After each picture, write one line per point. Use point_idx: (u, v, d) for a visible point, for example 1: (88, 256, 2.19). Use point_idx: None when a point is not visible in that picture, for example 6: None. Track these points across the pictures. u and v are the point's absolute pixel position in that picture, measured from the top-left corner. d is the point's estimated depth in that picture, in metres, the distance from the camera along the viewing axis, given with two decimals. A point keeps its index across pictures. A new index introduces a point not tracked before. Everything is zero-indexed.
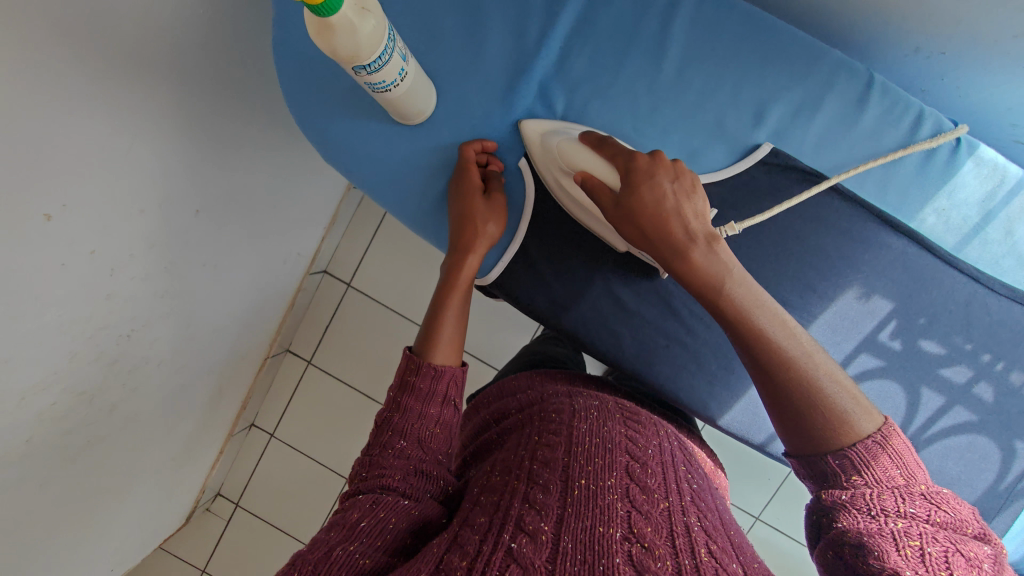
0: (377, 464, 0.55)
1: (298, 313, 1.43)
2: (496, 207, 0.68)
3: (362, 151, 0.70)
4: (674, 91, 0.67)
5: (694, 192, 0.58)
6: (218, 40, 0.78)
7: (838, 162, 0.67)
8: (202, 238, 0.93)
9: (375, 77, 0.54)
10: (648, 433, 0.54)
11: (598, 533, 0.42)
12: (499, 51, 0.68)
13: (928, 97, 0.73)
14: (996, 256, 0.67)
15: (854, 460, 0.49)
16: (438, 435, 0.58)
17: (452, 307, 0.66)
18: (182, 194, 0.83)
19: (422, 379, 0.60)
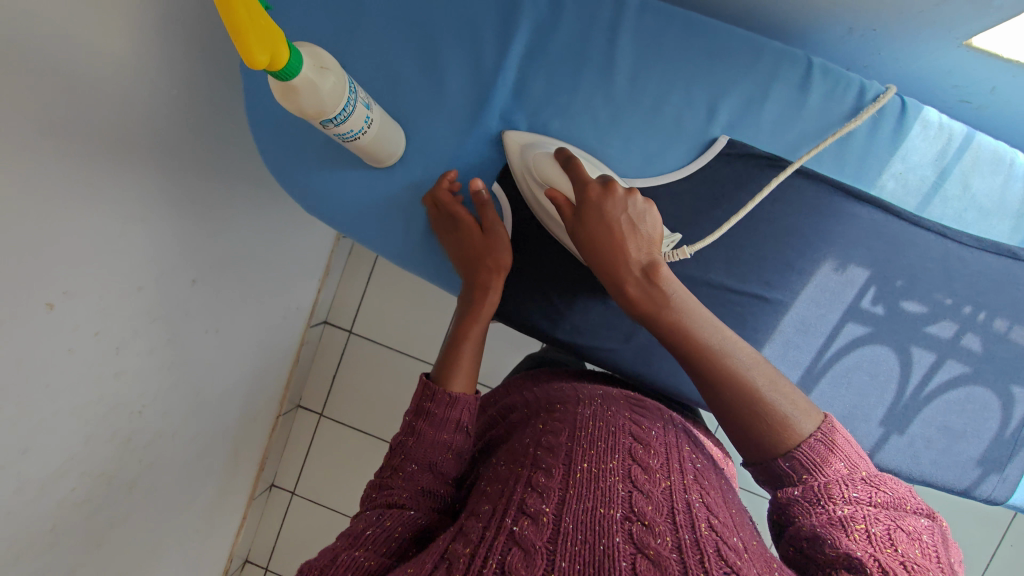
0: (386, 485, 0.57)
1: (303, 367, 1.44)
2: (499, 237, 0.71)
3: (344, 200, 0.73)
4: (628, 100, 0.71)
5: (644, 217, 0.62)
6: (196, 115, 0.82)
7: (793, 144, 0.70)
8: (201, 305, 0.96)
9: (343, 127, 0.57)
10: (650, 421, 0.56)
11: (599, 514, 0.43)
12: (460, 87, 0.72)
13: (872, 70, 0.76)
14: (959, 211, 0.70)
15: (802, 462, 0.52)
16: (449, 460, 0.59)
17: (471, 337, 0.70)
18: (178, 265, 0.86)
19: (437, 406, 0.61)
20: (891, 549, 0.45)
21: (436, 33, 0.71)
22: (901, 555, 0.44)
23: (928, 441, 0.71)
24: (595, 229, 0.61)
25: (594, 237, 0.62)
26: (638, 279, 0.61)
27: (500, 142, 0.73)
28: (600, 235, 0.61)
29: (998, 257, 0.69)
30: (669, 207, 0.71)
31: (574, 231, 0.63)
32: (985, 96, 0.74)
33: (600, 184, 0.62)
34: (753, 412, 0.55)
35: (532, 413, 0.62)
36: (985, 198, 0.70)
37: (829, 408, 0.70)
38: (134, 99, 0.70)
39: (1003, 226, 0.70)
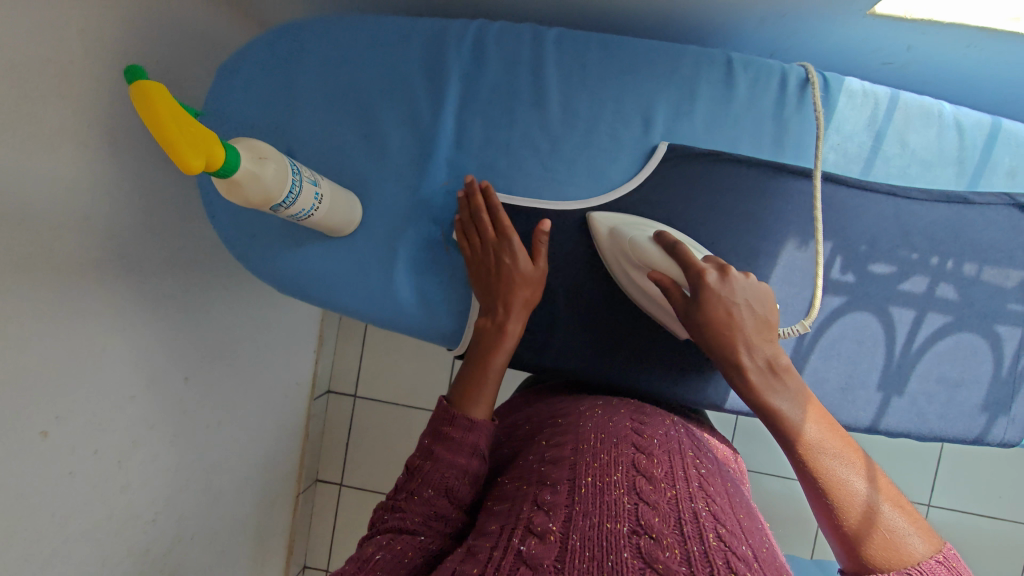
0: (399, 507, 0.56)
1: (315, 440, 1.43)
2: (537, 271, 0.70)
3: (314, 273, 0.75)
4: (565, 126, 0.73)
5: (760, 309, 0.61)
6: (164, 220, 0.85)
7: (730, 137, 0.72)
8: (199, 402, 0.96)
9: (294, 209, 0.59)
10: (654, 427, 0.56)
11: (606, 530, 0.43)
12: (404, 145, 0.74)
13: (796, 51, 0.78)
14: (902, 167, 0.70)
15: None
16: (466, 487, 0.57)
17: (493, 365, 0.66)
18: (166, 368, 0.87)
19: (456, 430, 0.59)
20: None
21: (373, 101, 0.74)
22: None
23: (928, 396, 0.71)
24: (708, 314, 0.60)
25: (711, 323, 0.61)
26: (759, 367, 0.60)
27: (452, 188, 0.75)
28: (710, 320, 0.61)
29: (951, 206, 0.69)
30: (625, 219, 0.73)
31: (687, 315, 0.62)
32: (903, 54, 0.73)
33: (716, 269, 0.62)
34: (864, 521, 0.51)
35: (538, 429, 0.61)
36: (924, 150, 0.70)
37: (823, 382, 0.71)
38: (99, 218, 0.73)
39: (950, 174, 0.70)
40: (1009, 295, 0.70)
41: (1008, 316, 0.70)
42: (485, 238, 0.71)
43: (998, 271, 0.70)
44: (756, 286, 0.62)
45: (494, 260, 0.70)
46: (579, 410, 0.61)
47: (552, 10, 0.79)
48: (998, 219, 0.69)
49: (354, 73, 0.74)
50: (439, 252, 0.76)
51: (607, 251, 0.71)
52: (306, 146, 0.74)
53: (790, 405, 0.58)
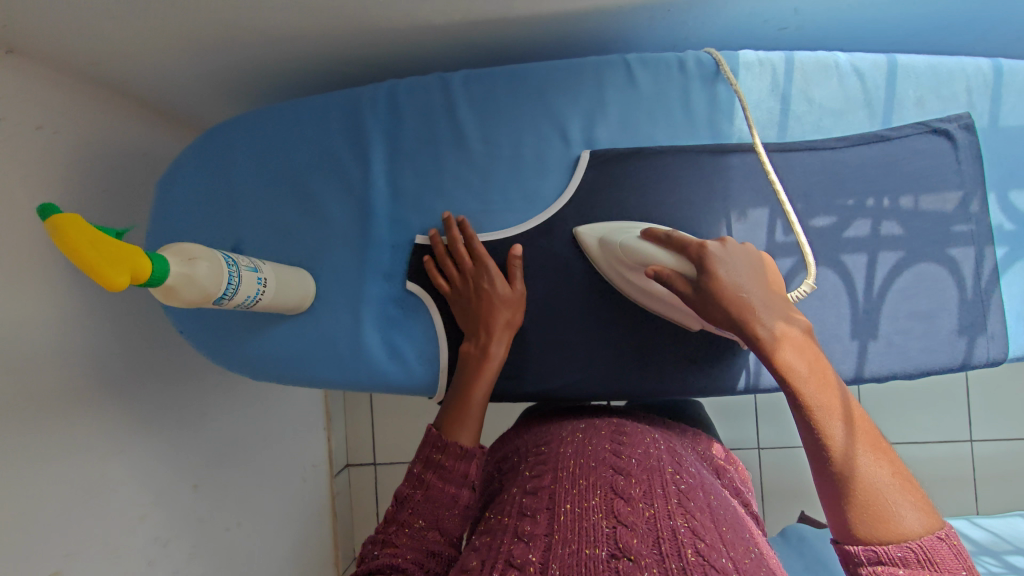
0: (390, 541, 0.58)
1: (344, 516, 1.41)
2: (515, 294, 0.72)
3: (282, 354, 0.76)
4: (488, 159, 0.75)
5: (761, 276, 0.59)
6: (141, 336, 0.88)
7: (646, 132, 0.74)
8: (212, 506, 0.98)
9: (240, 298, 0.60)
10: (635, 440, 0.57)
11: (585, 556, 0.46)
12: (342, 212, 0.76)
13: (697, 37, 0.79)
14: (816, 122, 0.71)
15: (914, 552, 0.47)
16: (454, 515, 0.59)
17: (479, 386, 0.67)
18: (172, 475, 0.90)
19: (448, 458, 0.61)
20: None
21: (304, 177, 0.77)
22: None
23: (904, 333, 0.70)
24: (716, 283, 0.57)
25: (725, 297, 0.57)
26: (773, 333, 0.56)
27: (394, 242, 0.76)
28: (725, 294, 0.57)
29: (873, 146, 0.70)
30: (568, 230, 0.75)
31: (700, 295, 0.59)
32: (795, 18, 0.73)
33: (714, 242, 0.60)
34: (871, 491, 0.49)
35: (521, 456, 0.62)
36: (831, 101, 0.71)
37: None
38: (74, 349, 0.75)
39: (863, 116, 0.71)
40: (952, 218, 0.70)
41: (957, 238, 0.70)
42: (458, 271, 0.73)
43: (936, 197, 0.70)
44: (756, 254, 0.61)
45: (477, 287, 0.72)
46: (558, 429, 0.63)
47: (458, 53, 0.82)
48: (921, 148, 0.70)
49: (282, 157, 0.77)
50: (397, 306, 0.76)
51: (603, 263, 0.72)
52: (253, 235, 0.77)
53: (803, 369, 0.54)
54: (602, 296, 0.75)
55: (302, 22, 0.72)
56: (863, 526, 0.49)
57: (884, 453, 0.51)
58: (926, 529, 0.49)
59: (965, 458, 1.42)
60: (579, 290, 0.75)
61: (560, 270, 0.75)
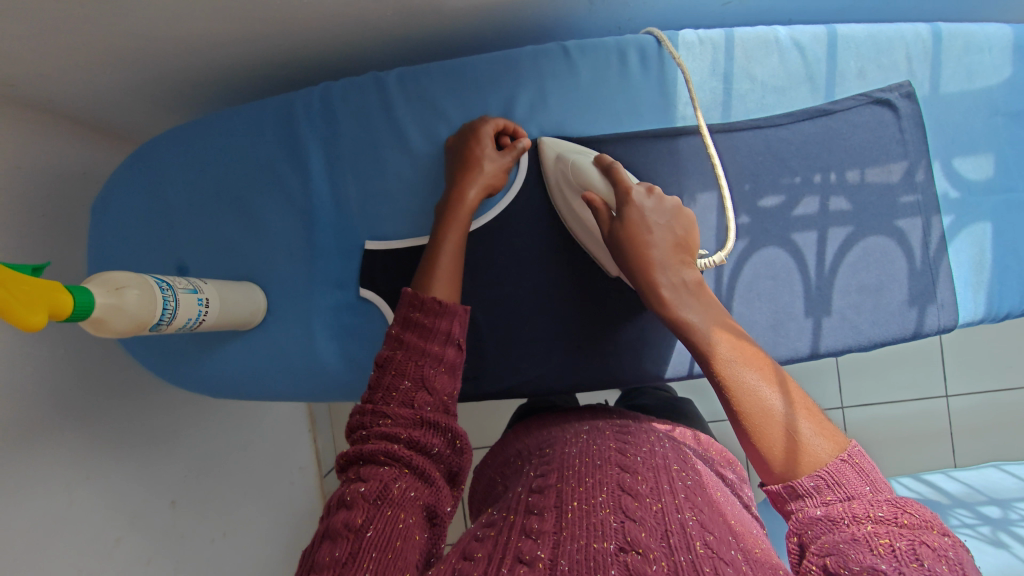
0: (379, 412, 0.53)
1: None
2: (492, 153, 0.69)
3: (238, 372, 0.75)
4: (432, 159, 0.74)
5: (676, 228, 0.59)
6: (103, 359, 0.86)
7: (589, 120, 0.73)
8: (195, 519, 0.97)
9: (180, 322, 0.59)
10: (639, 440, 0.60)
11: (594, 549, 0.45)
12: (288, 222, 0.75)
13: (640, 20, 0.78)
14: (758, 100, 0.71)
15: (825, 479, 0.46)
16: (442, 375, 0.55)
17: (450, 240, 0.65)
18: (147, 495, 0.89)
19: (425, 315, 0.58)
20: (916, 565, 0.39)
21: (247, 190, 0.75)
22: (928, 569, 0.39)
23: (855, 307, 0.70)
24: (628, 225, 0.58)
25: (634, 236, 0.58)
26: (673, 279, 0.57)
27: (343, 250, 0.75)
28: (636, 233, 0.58)
29: (816, 121, 0.70)
30: (517, 226, 0.74)
31: (614, 232, 0.59)
32: None
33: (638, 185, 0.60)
34: (775, 426, 0.48)
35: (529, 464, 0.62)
36: (773, 78, 0.70)
37: (752, 323, 0.71)
38: (27, 381, 0.74)
39: (805, 92, 0.70)
40: (898, 189, 0.70)
41: (904, 209, 0.70)
42: (469, 125, 0.71)
43: (882, 169, 0.70)
44: (679, 205, 0.61)
45: (472, 138, 0.69)
46: (564, 438, 0.64)
47: (398, 48, 0.79)
48: (862, 121, 0.70)
49: (223, 169, 0.75)
50: (352, 314, 0.75)
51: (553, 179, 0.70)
52: (200, 251, 0.75)
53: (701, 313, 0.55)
54: (559, 290, 0.74)
55: (229, 26, 0.69)
56: (770, 456, 0.48)
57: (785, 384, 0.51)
58: (834, 454, 0.48)
59: (942, 413, 1.45)
60: (533, 285, 0.74)
61: (510, 266, 0.74)
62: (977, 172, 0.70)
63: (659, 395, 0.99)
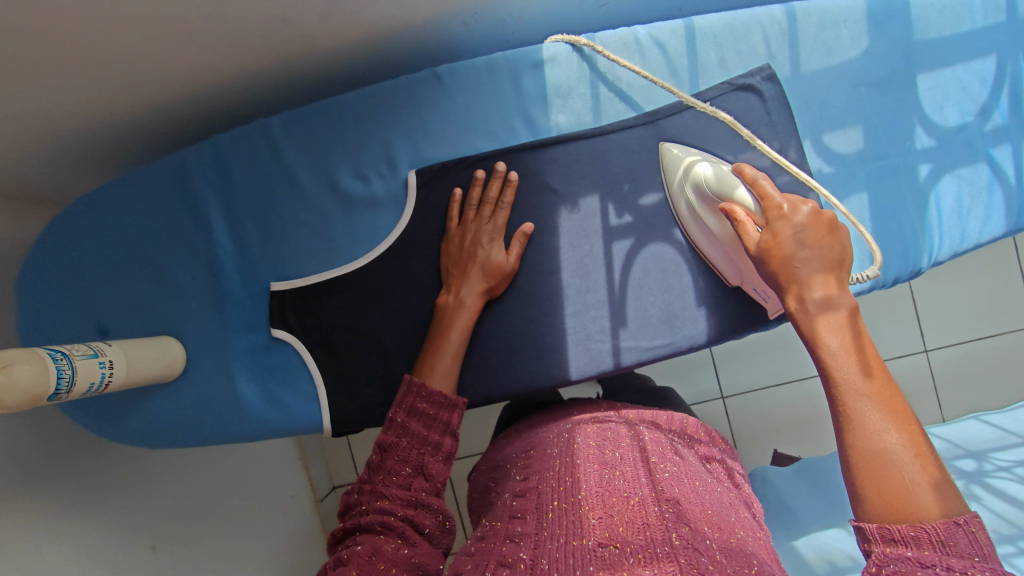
0: (379, 490, 0.57)
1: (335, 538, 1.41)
2: (491, 249, 0.71)
3: (166, 424, 0.77)
4: (324, 196, 0.76)
5: (828, 252, 0.58)
6: (57, 422, 0.90)
7: (468, 140, 0.75)
8: (181, 563, 1.00)
9: (82, 388, 0.62)
10: (619, 435, 0.61)
11: (573, 546, 0.46)
12: (195, 274, 0.77)
13: (513, 34, 0.79)
14: (627, 100, 0.73)
15: (928, 534, 0.43)
16: (440, 461, 0.60)
17: (451, 342, 0.69)
18: (120, 544, 0.92)
19: (428, 406, 0.62)
20: None
21: (153, 249, 0.77)
22: None
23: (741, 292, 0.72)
24: (774, 250, 0.59)
25: (783, 257, 0.58)
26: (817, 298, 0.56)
27: (251, 295, 0.78)
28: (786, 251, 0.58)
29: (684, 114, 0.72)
30: (413, 250, 0.76)
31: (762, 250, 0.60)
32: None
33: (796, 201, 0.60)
34: (888, 465, 0.47)
35: (514, 465, 0.64)
36: (638, 77, 0.72)
37: (647, 317, 0.74)
38: None
39: (671, 88, 0.72)
40: (771, 172, 0.71)
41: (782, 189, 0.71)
42: (470, 217, 0.73)
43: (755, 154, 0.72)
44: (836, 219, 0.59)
45: (470, 236, 0.72)
46: (547, 439, 0.65)
47: (287, 91, 0.82)
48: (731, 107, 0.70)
49: (129, 232, 0.77)
50: (269, 354, 0.78)
51: (672, 175, 0.71)
52: (115, 314, 0.77)
53: (834, 335, 0.54)
54: None
55: (110, 98, 0.72)
56: (874, 497, 0.46)
57: (906, 431, 0.48)
58: (944, 514, 0.44)
59: (922, 367, 1.43)
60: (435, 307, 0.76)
61: (413, 289, 0.76)
62: (848, 145, 0.71)
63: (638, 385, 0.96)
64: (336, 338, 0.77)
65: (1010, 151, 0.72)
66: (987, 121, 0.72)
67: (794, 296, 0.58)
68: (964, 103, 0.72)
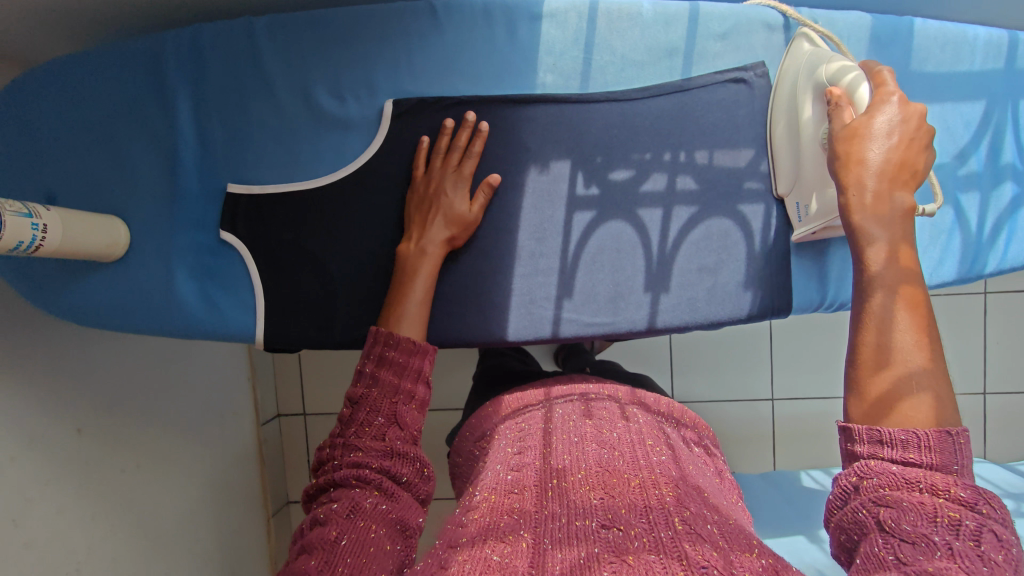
0: (353, 444, 0.54)
1: (273, 464, 1.38)
2: (457, 198, 0.69)
3: (100, 305, 0.75)
4: (298, 107, 0.75)
5: (910, 154, 0.57)
6: None
7: (454, 79, 0.73)
8: (113, 447, 0.95)
9: (8, 243, 0.60)
10: (617, 416, 0.61)
11: (576, 526, 0.45)
12: (152, 163, 0.75)
13: None
14: (618, 73, 0.73)
15: (917, 439, 0.45)
16: (412, 410, 0.57)
17: (417, 289, 0.66)
18: (51, 421, 0.84)
19: (397, 352, 0.59)
20: (972, 546, 0.39)
21: (112, 127, 0.75)
22: (982, 553, 0.38)
23: (692, 285, 0.74)
24: (859, 129, 0.58)
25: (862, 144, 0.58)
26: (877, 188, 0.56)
27: (206, 194, 0.76)
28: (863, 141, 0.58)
29: (669, 98, 0.72)
30: (375, 180, 0.75)
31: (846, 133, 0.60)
32: None
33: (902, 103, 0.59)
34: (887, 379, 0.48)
35: (503, 436, 0.62)
36: (633, 52, 0.72)
37: (593, 293, 0.74)
38: None
39: (661, 70, 0.73)
40: (743, 174, 0.73)
41: (748, 193, 0.73)
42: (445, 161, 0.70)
43: (730, 152, 0.73)
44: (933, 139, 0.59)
45: (441, 187, 0.70)
46: (539, 412, 0.65)
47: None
48: (719, 98, 0.72)
49: (89, 105, 0.75)
50: (214, 256, 0.77)
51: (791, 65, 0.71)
52: (61, 186, 0.74)
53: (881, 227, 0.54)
54: None
55: None
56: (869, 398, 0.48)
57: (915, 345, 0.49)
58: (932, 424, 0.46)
59: None
60: (387, 240, 0.75)
61: (369, 219, 0.75)
62: None
63: (619, 368, 0.95)
64: (283, 253, 0.76)
65: (977, 200, 0.73)
66: (962, 165, 0.72)
67: (854, 174, 0.57)
68: (944, 143, 0.72)
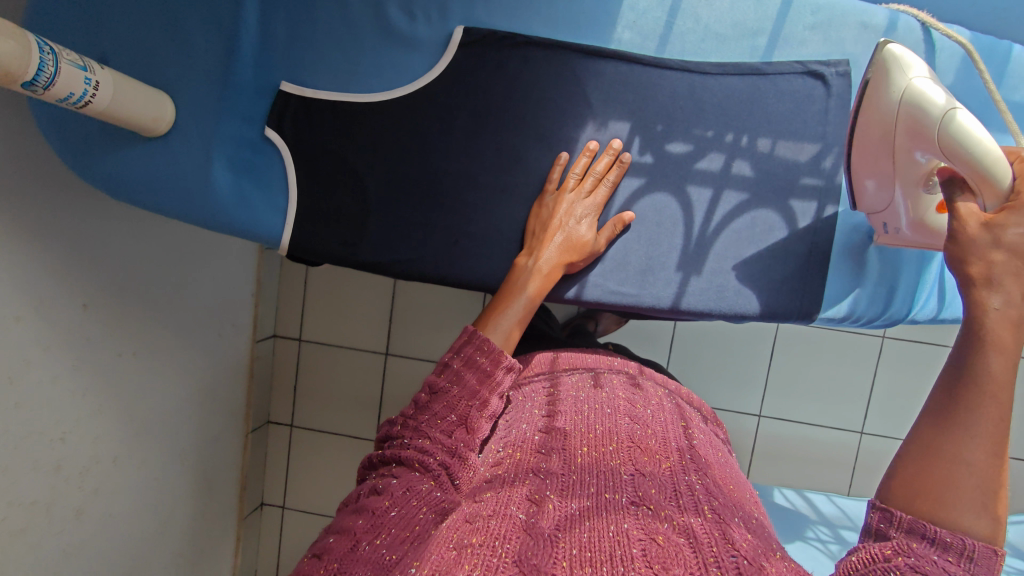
0: (421, 428, 0.52)
1: (262, 380, 1.39)
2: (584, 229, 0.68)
3: (131, 178, 0.73)
4: (369, 16, 0.73)
5: None
6: None
7: (530, 19, 0.72)
8: (117, 327, 0.95)
9: (58, 92, 0.58)
10: (647, 395, 0.61)
11: (604, 498, 0.44)
12: (209, 43, 0.72)
13: None
14: (696, 43, 0.71)
15: (966, 545, 0.39)
16: (484, 421, 0.55)
17: (520, 309, 0.63)
18: (59, 290, 0.83)
19: (486, 358, 0.58)
20: None
21: None
22: None
23: (725, 273, 0.73)
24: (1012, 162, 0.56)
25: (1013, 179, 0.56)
26: None
27: (259, 87, 0.75)
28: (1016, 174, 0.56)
29: (743, 79, 0.71)
30: (430, 107, 0.74)
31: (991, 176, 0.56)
32: None
33: None
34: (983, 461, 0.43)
35: (531, 397, 0.61)
36: (717, 24, 0.71)
37: (625, 262, 0.73)
38: None
39: (740, 50, 0.71)
40: (801, 169, 0.72)
41: (802, 190, 0.73)
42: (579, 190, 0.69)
43: (794, 145, 0.72)
44: None
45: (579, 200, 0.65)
46: (570, 380, 0.64)
47: None
48: (792, 89, 0.71)
49: None
50: (254, 151, 0.75)
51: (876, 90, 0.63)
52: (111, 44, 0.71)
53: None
54: (450, 180, 0.75)
55: None
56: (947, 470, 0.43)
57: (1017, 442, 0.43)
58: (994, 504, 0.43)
59: None
60: (429, 170, 0.75)
61: (417, 144, 0.74)
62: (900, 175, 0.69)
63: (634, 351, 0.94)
64: (324, 162, 0.75)
65: None
66: None
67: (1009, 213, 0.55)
68: None
